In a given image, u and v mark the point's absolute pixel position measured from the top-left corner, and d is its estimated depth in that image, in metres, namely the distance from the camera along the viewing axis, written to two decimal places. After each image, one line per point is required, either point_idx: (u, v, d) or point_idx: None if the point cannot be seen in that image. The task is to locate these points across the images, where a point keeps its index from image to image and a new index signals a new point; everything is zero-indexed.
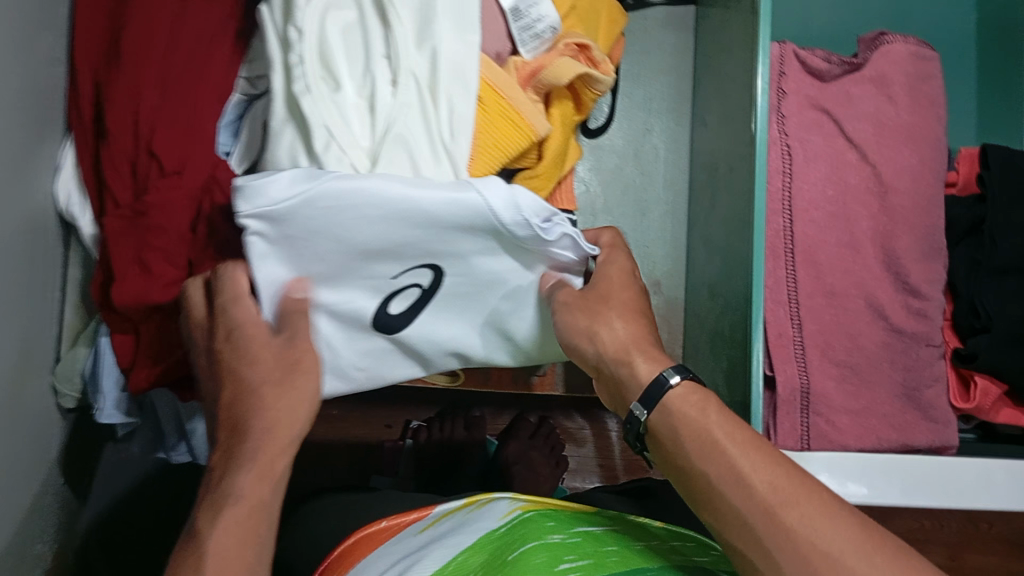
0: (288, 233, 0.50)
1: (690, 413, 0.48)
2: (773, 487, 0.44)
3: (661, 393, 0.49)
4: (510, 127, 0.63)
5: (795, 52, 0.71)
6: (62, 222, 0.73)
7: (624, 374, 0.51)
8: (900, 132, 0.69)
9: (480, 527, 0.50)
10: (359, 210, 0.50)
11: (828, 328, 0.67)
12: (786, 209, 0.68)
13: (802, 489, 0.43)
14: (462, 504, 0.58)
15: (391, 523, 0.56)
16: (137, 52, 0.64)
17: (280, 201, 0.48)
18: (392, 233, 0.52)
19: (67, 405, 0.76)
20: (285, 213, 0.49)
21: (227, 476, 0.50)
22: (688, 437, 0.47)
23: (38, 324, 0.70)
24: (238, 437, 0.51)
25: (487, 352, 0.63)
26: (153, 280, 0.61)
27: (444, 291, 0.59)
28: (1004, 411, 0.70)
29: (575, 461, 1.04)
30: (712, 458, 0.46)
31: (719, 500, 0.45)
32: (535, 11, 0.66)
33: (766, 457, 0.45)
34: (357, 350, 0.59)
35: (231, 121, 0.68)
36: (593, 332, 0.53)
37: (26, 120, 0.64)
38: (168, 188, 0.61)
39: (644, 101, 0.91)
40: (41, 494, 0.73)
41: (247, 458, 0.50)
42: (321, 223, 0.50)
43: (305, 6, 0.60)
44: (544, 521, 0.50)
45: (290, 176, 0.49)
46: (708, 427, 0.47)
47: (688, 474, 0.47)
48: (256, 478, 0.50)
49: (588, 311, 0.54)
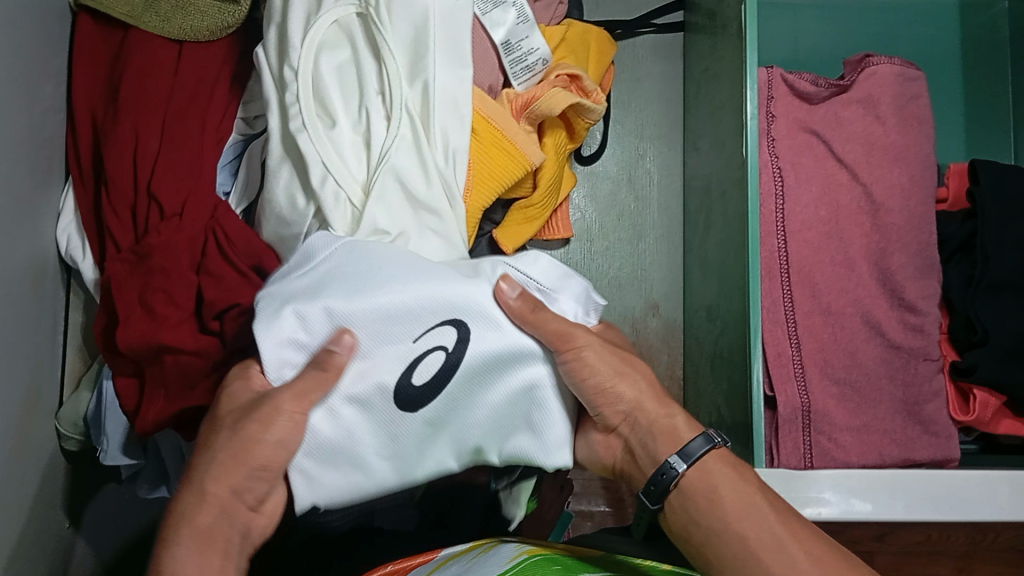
0: (300, 309, 0.50)
1: (731, 477, 0.49)
2: (814, 558, 0.46)
3: (699, 452, 0.50)
4: (504, 171, 0.65)
5: (783, 75, 0.72)
6: (63, 267, 0.73)
7: (665, 426, 0.52)
8: (889, 151, 0.70)
9: (487, 570, 0.51)
10: (373, 271, 0.51)
11: (826, 347, 0.68)
12: (780, 230, 0.69)
13: (839, 563, 0.46)
14: (467, 547, 0.59)
15: (396, 566, 0.58)
16: (135, 97, 0.65)
17: (296, 285, 0.51)
18: (411, 289, 0.51)
19: (70, 448, 0.76)
20: (296, 285, 0.51)
21: (165, 549, 0.50)
22: (728, 498, 0.48)
23: (42, 369, 0.70)
24: (182, 498, 0.51)
25: (534, 448, 0.53)
26: (154, 322, 0.62)
27: (468, 364, 0.51)
28: (1004, 422, 0.70)
29: (581, 484, 1.05)
30: (753, 522, 0.47)
31: (755, 564, 0.46)
32: (525, 44, 0.67)
33: (803, 528, 0.47)
34: (374, 436, 0.51)
35: (229, 161, 0.70)
36: (622, 378, 0.52)
37: (29, 169, 0.66)
38: (171, 232, 0.62)
39: (635, 126, 0.92)
40: (49, 537, 0.73)
41: (178, 530, 0.50)
42: (334, 289, 0.51)
43: (299, 47, 0.61)
44: (551, 564, 0.52)
45: (300, 259, 0.53)
46: (752, 494, 0.48)
47: (720, 535, 0.48)
48: (193, 544, 0.49)
49: (612, 363, 0.52)
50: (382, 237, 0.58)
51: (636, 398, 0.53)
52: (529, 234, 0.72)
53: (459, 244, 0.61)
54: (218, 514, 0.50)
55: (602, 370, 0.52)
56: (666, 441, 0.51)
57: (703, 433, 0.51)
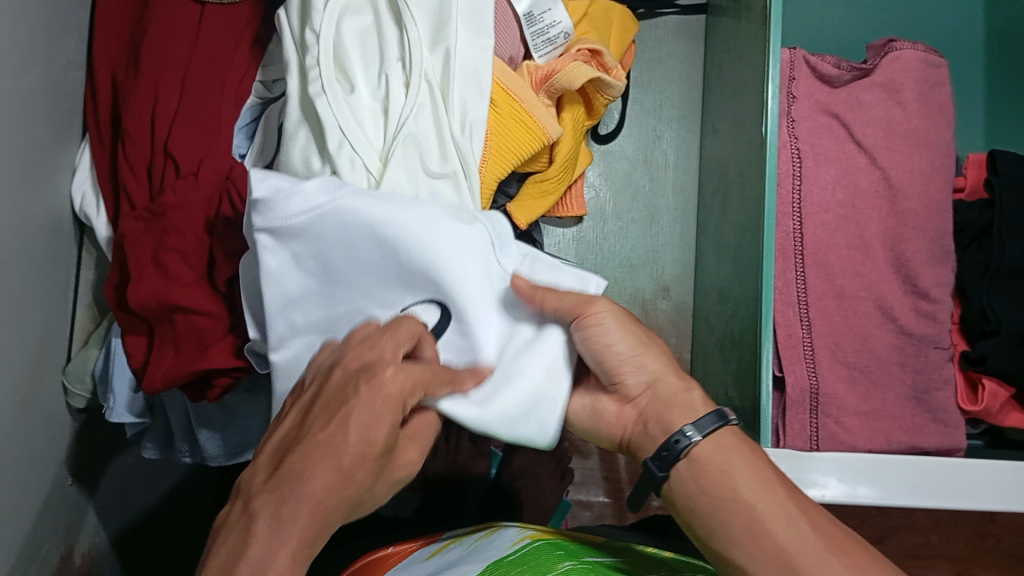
0: (293, 238, 0.53)
1: (741, 448, 0.51)
2: (820, 530, 0.48)
3: (715, 427, 0.51)
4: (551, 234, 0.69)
5: (805, 58, 0.73)
6: (77, 223, 0.74)
7: (681, 399, 0.53)
8: (908, 136, 0.70)
9: (490, 554, 0.51)
10: (371, 216, 0.54)
11: (838, 330, 0.68)
12: (797, 211, 0.69)
13: (846, 539, 0.48)
14: (469, 532, 0.59)
15: (397, 549, 0.58)
16: (155, 54, 0.65)
17: (291, 214, 0.52)
18: (397, 231, 0.54)
19: (78, 407, 0.76)
20: (294, 199, 0.53)
21: (262, 536, 0.40)
22: (739, 468, 0.50)
23: (54, 323, 0.70)
24: (284, 500, 0.41)
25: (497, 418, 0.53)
26: (166, 280, 0.62)
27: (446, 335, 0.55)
28: (1012, 414, 0.69)
29: (581, 473, 1.05)
30: (764, 496, 0.49)
31: (764, 537, 0.48)
32: (548, 17, 0.68)
33: (812, 505, 0.49)
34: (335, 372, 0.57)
35: (246, 124, 0.70)
36: (648, 349, 0.55)
37: (45, 121, 0.65)
38: (185, 189, 0.63)
39: (654, 108, 0.92)
40: (52, 495, 0.73)
41: (288, 511, 0.41)
42: (326, 219, 0.53)
43: (322, 10, 0.61)
44: (555, 550, 0.52)
45: (308, 188, 0.54)
46: (761, 467, 0.50)
47: (726, 505, 0.49)
48: (292, 557, 0.40)
49: (637, 335, 0.55)
50: None
51: (656, 372, 0.54)
52: (542, 209, 0.72)
53: None
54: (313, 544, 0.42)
55: (629, 340, 0.54)
56: (681, 413, 0.53)
57: (720, 408, 0.52)
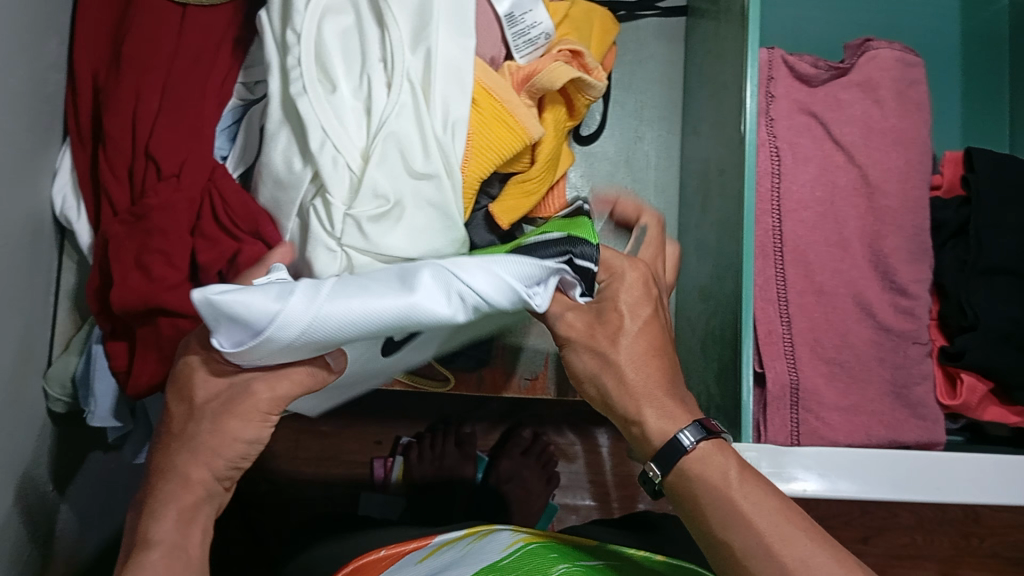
0: (272, 357, 0.47)
1: (712, 474, 0.49)
2: (802, 561, 0.45)
3: (675, 456, 0.49)
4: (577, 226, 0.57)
5: (783, 57, 0.73)
6: (58, 226, 0.73)
7: (637, 432, 0.52)
8: (886, 134, 0.71)
9: (483, 557, 0.50)
10: (350, 335, 0.45)
11: (817, 326, 0.68)
12: (775, 209, 0.70)
13: (828, 566, 0.45)
14: (462, 534, 0.59)
15: (388, 552, 0.57)
16: (135, 56, 0.65)
17: (263, 352, 0.45)
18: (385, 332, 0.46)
19: (57, 412, 0.75)
20: (260, 345, 0.44)
21: (146, 521, 0.50)
22: (709, 502, 0.48)
23: (34, 326, 0.70)
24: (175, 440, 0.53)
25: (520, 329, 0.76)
26: (150, 283, 0.62)
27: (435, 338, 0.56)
28: (991, 408, 0.70)
29: (566, 477, 1.02)
30: (738, 532, 0.47)
31: (745, 573, 0.46)
32: (529, 18, 0.68)
33: (794, 530, 0.46)
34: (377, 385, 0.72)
35: (228, 125, 0.70)
36: (599, 378, 0.53)
37: (27, 123, 0.65)
38: (168, 191, 0.63)
39: (635, 108, 0.93)
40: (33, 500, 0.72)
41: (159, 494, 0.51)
42: (302, 344, 0.45)
43: (303, 11, 0.61)
44: (548, 552, 0.52)
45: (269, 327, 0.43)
46: (731, 496, 0.48)
47: (708, 539, 0.49)
48: (178, 520, 0.50)
49: (591, 365, 0.53)
50: (382, 203, 0.59)
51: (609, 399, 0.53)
52: (524, 211, 0.72)
53: (456, 216, 0.62)
54: (195, 514, 0.51)
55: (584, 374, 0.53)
56: (642, 442, 0.52)
57: (681, 433, 0.49)
